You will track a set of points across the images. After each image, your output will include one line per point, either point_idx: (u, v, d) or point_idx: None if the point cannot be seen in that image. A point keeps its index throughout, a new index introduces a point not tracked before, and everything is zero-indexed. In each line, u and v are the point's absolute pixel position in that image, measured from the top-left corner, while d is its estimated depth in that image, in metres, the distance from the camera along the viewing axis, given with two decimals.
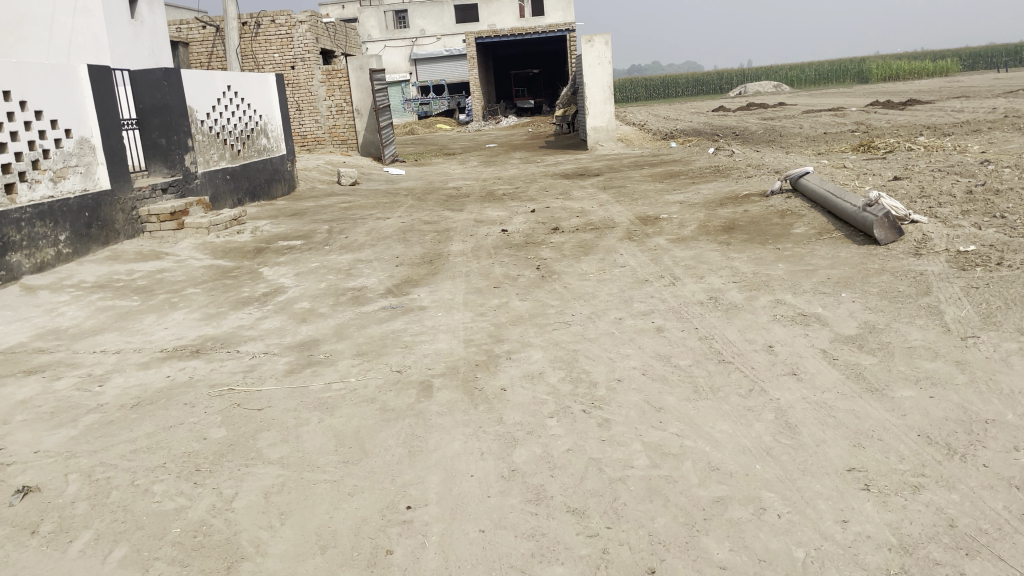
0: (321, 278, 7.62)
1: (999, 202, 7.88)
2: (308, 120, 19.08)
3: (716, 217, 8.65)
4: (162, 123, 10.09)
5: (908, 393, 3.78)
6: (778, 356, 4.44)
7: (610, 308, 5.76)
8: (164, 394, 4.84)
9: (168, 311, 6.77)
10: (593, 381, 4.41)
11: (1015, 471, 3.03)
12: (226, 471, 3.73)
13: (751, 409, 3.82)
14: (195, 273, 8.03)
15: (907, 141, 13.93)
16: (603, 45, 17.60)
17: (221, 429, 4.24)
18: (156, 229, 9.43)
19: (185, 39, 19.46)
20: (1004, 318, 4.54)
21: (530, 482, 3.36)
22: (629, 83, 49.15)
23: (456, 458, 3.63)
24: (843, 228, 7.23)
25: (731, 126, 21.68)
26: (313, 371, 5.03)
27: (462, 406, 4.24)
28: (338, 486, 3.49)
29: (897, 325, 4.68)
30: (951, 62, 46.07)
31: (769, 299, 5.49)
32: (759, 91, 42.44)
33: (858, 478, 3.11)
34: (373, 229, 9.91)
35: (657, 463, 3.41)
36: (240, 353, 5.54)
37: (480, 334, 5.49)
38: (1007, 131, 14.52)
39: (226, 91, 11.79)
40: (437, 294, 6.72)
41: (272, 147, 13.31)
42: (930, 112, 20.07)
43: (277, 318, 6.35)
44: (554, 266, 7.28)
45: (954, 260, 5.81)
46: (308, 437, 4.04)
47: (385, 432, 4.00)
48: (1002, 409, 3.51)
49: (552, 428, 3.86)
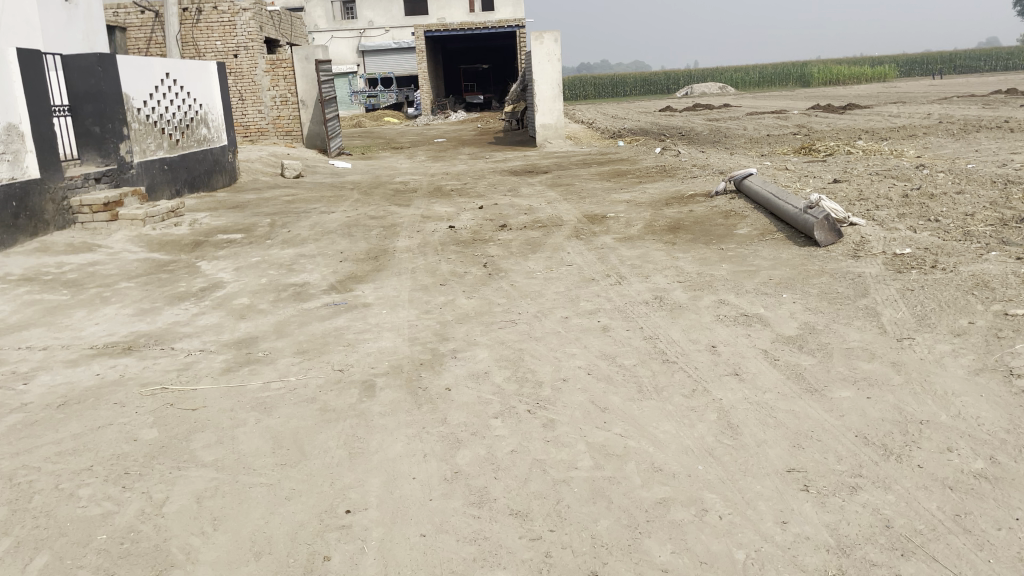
0: (261, 273, 7.44)
1: (934, 206, 8.13)
2: (251, 110, 18.67)
3: (661, 216, 8.73)
4: (96, 110, 9.72)
5: (846, 393, 3.84)
6: (720, 356, 4.48)
7: (556, 307, 5.75)
8: (93, 392, 4.65)
9: (99, 305, 6.52)
10: (539, 381, 4.38)
11: (948, 472, 3.10)
12: (157, 474, 3.59)
13: (693, 409, 3.84)
14: (129, 267, 7.75)
15: (846, 144, 14.28)
16: (553, 42, 17.53)
17: (152, 430, 4.08)
18: (89, 220, 9.07)
19: (122, 23, 18.83)
20: (938, 320, 4.66)
21: (473, 485, 3.31)
22: (577, 81, 49.58)
23: (398, 460, 3.56)
24: (784, 230, 7.35)
25: (677, 126, 21.95)
26: (251, 370, 4.89)
27: (405, 407, 4.16)
28: (275, 489, 3.39)
29: (836, 326, 4.77)
30: (888, 67, 47.51)
31: (712, 299, 5.55)
32: (705, 92, 43.07)
33: (798, 479, 3.14)
34: (317, 223, 9.73)
35: (601, 464, 3.40)
36: (174, 351, 5.36)
37: (425, 332, 5.42)
38: (941, 137, 15.03)
39: (164, 79, 11.41)
40: (382, 290, 6.62)
41: (212, 137, 12.94)
42: (869, 116, 20.67)
43: (215, 314, 6.17)
44: (502, 263, 7.24)
45: (890, 262, 5.95)
46: (244, 438, 3.92)
47: (325, 433, 3.90)
48: (936, 410, 3.59)
49: (497, 429, 3.81)
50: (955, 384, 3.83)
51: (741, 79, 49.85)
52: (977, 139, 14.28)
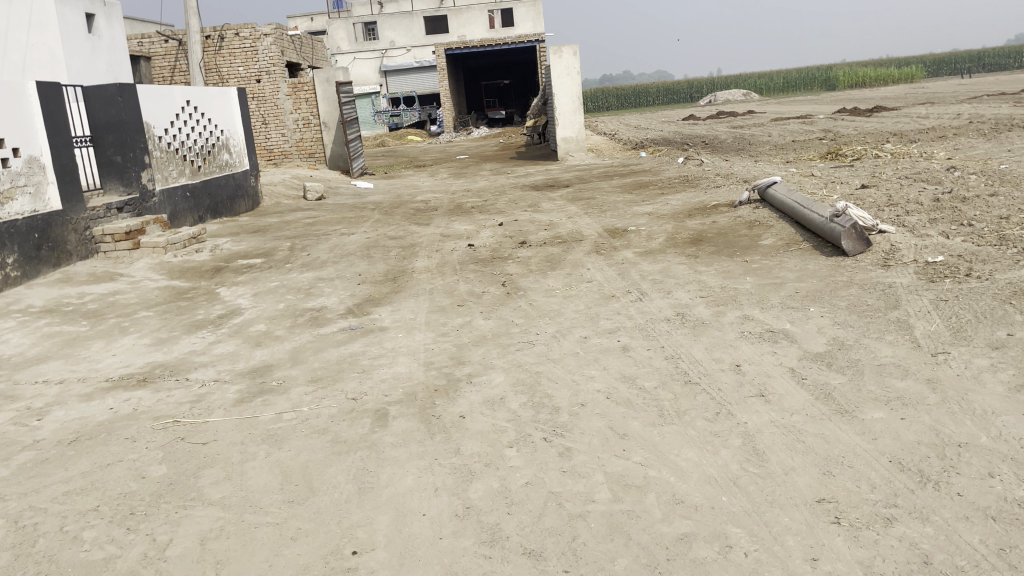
0: (280, 298, 7.39)
1: (967, 210, 7.85)
2: (274, 133, 18.79)
3: (684, 228, 8.54)
4: (117, 140, 9.77)
5: (879, 414, 3.64)
6: (745, 376, 4.29)
7: (576, 327, 5.59)
8: (105, 428, 4.58)
9: (117, 336, 6.49)
10: (556, 406, 4.22)
11: (992, 500, 2.88)
12: (164, 514, 3.49)
13: (717, 434, 3.66)
14: (149, 295, 7.75)
15: (873, 148, 13.98)
16: (572, 56, 17.43)
17: (161, 466, 4.00)
18: (111, 249, 9.11)
19: (146, 53, 19.10)
20: (975, 333, 4.43)
21: (485, 521, 3.17)
22: (600, 93, 49.48)
23: (409, 496, 3.43)
24: (811, 239, 7.14)
25: (700, 135, 21.68)
26: (264, 401, 4.79)
27: (417, 437, 4.03)
28: (281, 529, 3.28)
29: (866, 341, 4.56)
30: (917, 68, 46.69)
31: (736, 314, 5.36)
32: (728, 99, 42.62)
33: (828, 511, 2.95)
34: (337, 245, 9.68)
35: (620, 497, 3.23)
36: (189, 382, 5.29)
37: (441, 356, 5.30)
38: (973, 137, 14.65)
39: (184, 107, 11.48)
40: (399, 313, 6.51)
41: (233, 162, 13.00)
42: (897, 119, 20.27)
43: (231, 342, 6.10)
44: (520, 282, 7.12)
45: (922, 271, 5.72)
46: (253, 474, 3.81)
47: (334, 467, 3.78)
48: (975, 431, 3.38)
49: (512, 459, 3.67)
50: (995, 402, 3.61)
51: (765, 85, 49.28)
52: (1009, 138, 13.90)
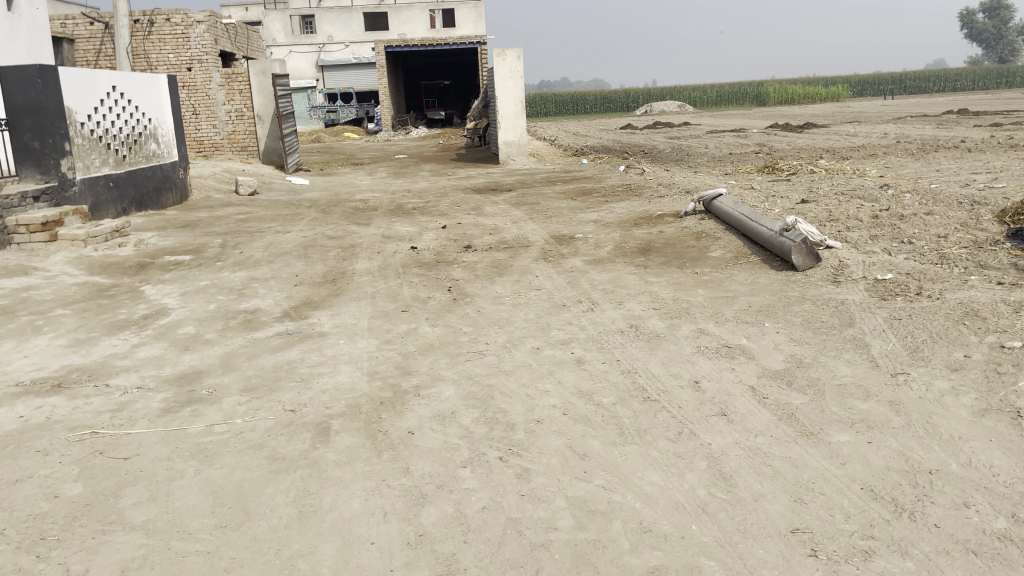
0: (210, 298, 6.97)
1: (906, 227, 7.97)
2: (205, 125, 18.07)
3: (631, 237, 8.44)
4: (36, 125, 9.14)
5: (845, 438, 3.54)
6: (705, 394, 4.16)
7: (527, 337, 5.39)
8: (13, 439, 4.14)
9: (29, 336, 5.97)
10: (511, 423, 4.00)
11: (969, 533, 2.80)
12: (78, 540, 3.14)
13: (681, 456, 3.51)
14: (66, 292, 7.21)
15: (808, 163, 14.23)
16: (515, 59, 17.30)
17: (76, 484, 3.61)
18: (25, 241, 8.46)
19: (70, 35, 18.13)
20: (932, 353, 4.41)
21: (439, 551, 2.94)
22: (539, 99, 49.70)
23: (355, 521, 3.16)
24: (759, 252, 7.12)
25: (639, 144, 21.82)
26: (193, 412, 4.43)
27: (363, 455, 3.75)
28: (212, 559, 2.96)
29: (824, 359, 4.49)
30: (843, 88, 48.26)
31: (691, 329, 5.24)
32: (665, 110, 43.08)
33: (804, 543, 2.82)
34: (272, 244, 9.25)
35: (584, 524, 3.04)
36: (109, 389, 4.86)
37: (386, 365, 5.01)
38: (902, 156, 15.09)
39: (110, 92, 10.85)
40: (339, 318, 6.19)
41: (162, 152, 12.36)
42: (828, 136, 20.82)
43: (156, 346, 5.68)
44: (467, 287, 6.88)
45: (874, 289, 5.72)
46: (180, 494, 3.47)
47: (272, 488, 3.48)
48: (945, 457, 3.31)
49: (466, 481, 3.44)
50: (961, 427, 3.56)
51: (699, 99, 50.04)
52: (937, 158, 14.36)
